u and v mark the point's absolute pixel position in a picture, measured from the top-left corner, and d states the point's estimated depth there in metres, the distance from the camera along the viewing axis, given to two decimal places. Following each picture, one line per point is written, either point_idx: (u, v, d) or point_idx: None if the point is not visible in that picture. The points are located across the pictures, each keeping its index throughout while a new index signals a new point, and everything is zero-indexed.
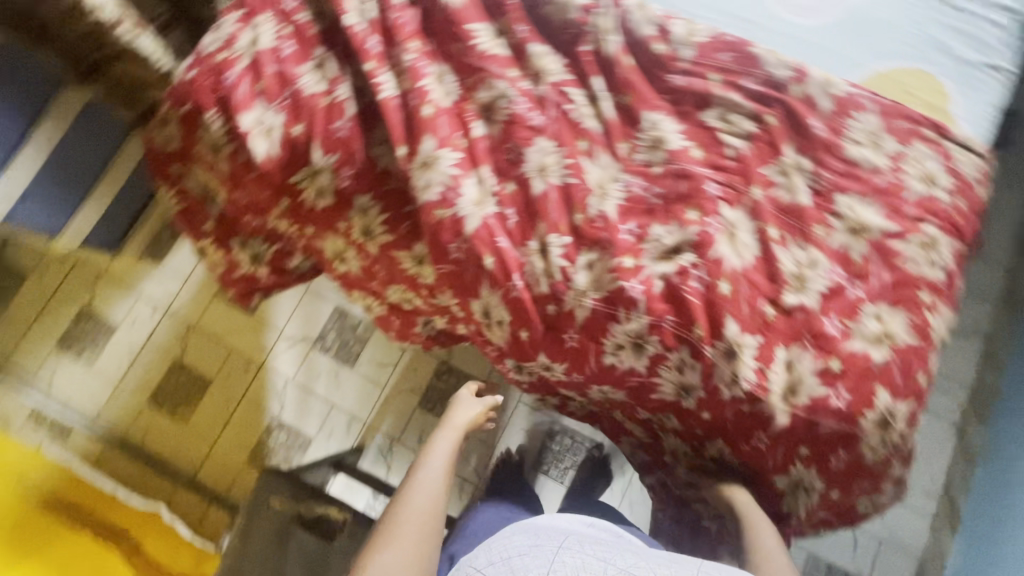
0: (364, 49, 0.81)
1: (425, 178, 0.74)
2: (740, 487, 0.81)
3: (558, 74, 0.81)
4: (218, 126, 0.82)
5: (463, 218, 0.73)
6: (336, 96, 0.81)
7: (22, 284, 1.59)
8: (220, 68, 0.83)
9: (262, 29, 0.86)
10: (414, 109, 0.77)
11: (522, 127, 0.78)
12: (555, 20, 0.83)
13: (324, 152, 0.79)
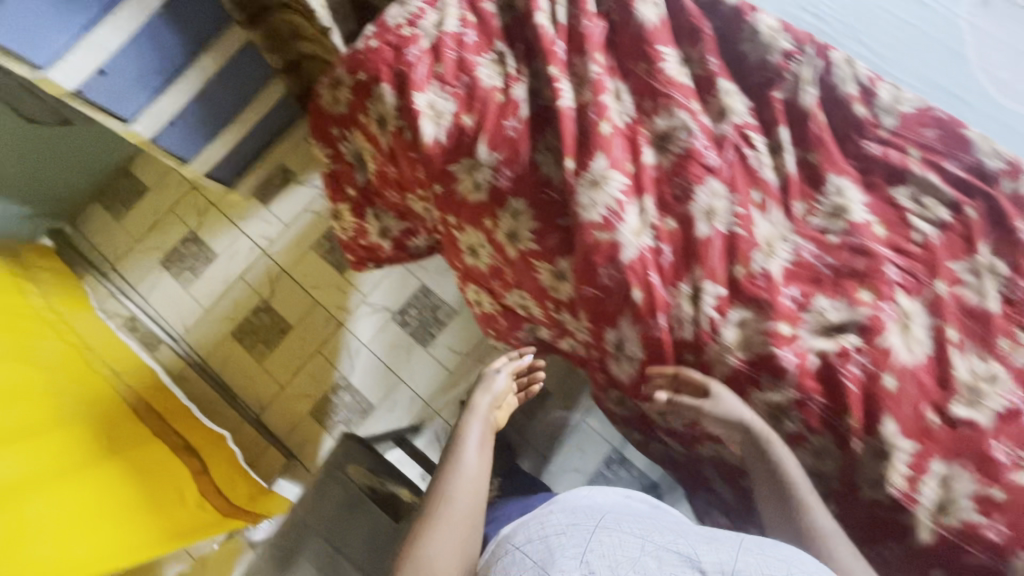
0: (551, 52, 0.79)
1: (591, 197, 0.72)
2: (724, 389, 0.69)
3: (744, 116, 0.77)
4: (390, 99, 0.82)
5: (621, 246, 0.71)
6: (513, 93, 0.79)
7: (144, 196, 1.70)
8: (402, 43, 0.84)
9: (448, 11, 0.86)
10: (591, 124, 0.75)
11: (697, 164, 0.74)
12: (751, 58, 0.78)
13: (490, 148, 0.78)
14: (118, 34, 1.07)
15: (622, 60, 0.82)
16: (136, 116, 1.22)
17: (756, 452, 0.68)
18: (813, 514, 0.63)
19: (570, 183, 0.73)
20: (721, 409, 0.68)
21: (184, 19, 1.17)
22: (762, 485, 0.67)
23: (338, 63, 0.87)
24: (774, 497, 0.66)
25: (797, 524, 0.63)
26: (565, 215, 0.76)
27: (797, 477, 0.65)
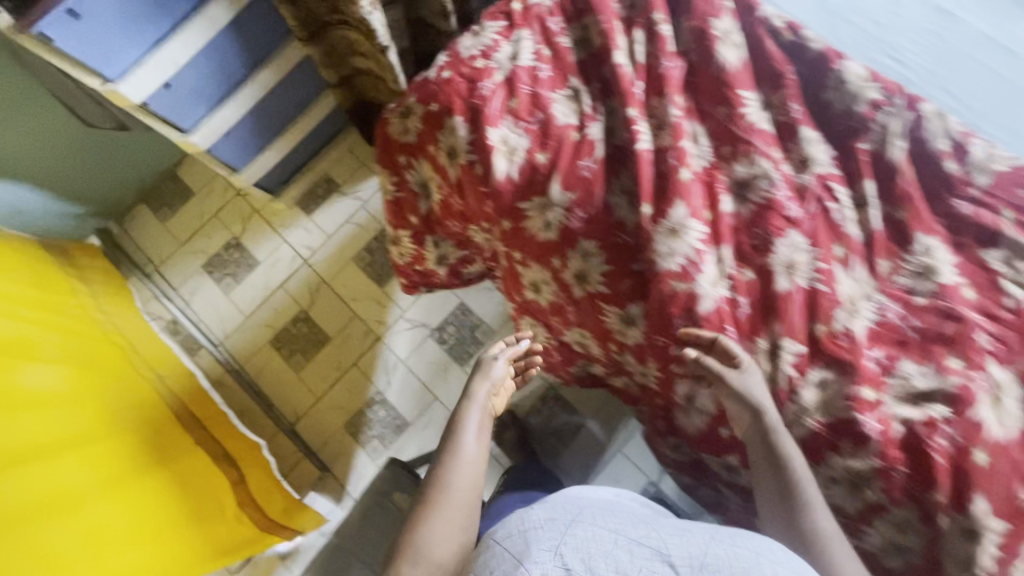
0: (629, 93, 0.78)
1: (669, 245, 0.70)
2: (751, 367, 0.68)
3: (827, 166, 0.75)
4: (462, 133, 0.81)
5: (699, 298, 0.69)
6: (588, 132, 0.78)
7: (190, 201, 1.72)
8: (477, 75, 0.83)
9: (523, 44, 0.85)
10: (670, 168, 0.73)
11: (778, 215, 0.72)
12: (837, 107, 0.76)
13: (563, 189, 0.77)
14: (186, 50, 1.08)
15: (700, 102, 0.80)
16: (195, 127, 1.23)
17: (762, 441, 0.66)
18: (814, 512, 0.61)
19: (647, 228, 0.72)
20: (744, 383, 0.67)
21: (247, 35, 1.17)
22: (762, 477, 0.65)
23: (409, 92, 0.88)
24: (773, 493, 0.64)
25: (796, 522, 0.62)
26: (639, 260, 0.74)
27: (801, 473, 0.64)
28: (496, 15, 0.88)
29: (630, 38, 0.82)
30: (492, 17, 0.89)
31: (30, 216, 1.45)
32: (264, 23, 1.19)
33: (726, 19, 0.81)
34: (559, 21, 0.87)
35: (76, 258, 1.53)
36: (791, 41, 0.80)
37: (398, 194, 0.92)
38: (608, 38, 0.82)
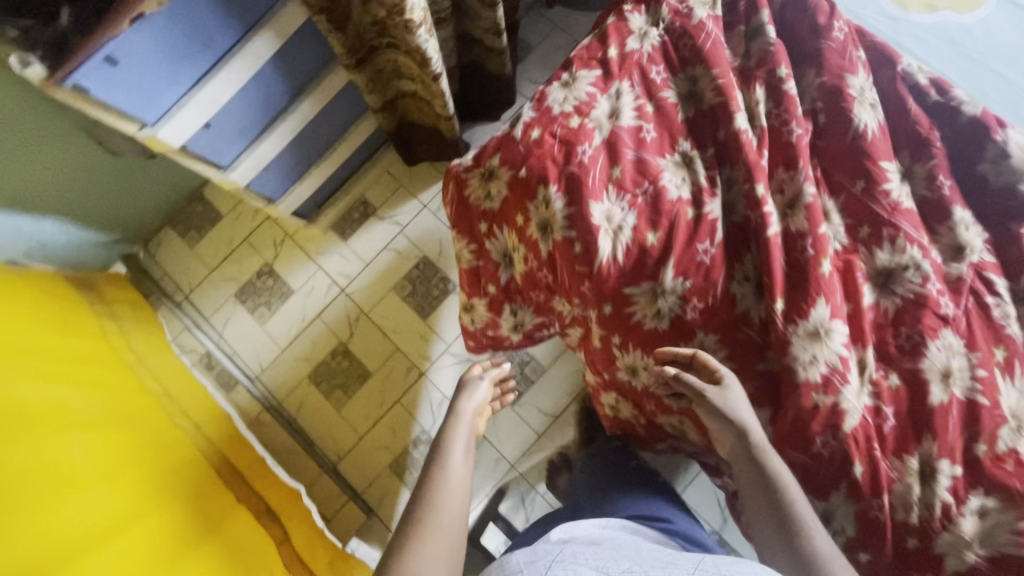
0: (755, 164, 0.69)
1: (810, 351, 0.62)
2: (733, 382, 0.65)
3: (982, 253, 0.66)
4: (557, 206, 0.72)
5: (846, 413, 0.61)
6: (705, 208, 0.69)
7: (217, 224, 1.63)
8: (573, 137, 0.73)
9: (623, 98, 0.75)
10: (806, 257, 0.65)
11: (931, 312, 0.64)
12: (994, 183, 0.67)
13: (677, 275, 0.68)
14: (227, 87, 0.98)
15: (830, 171, 0.71)
16: (234, 164, 1.15)
17: (748, 461, 0.62)
18: (814, 537, 0.56)
19: (781, 328, 0.64)
20: (724, 400, 0.64)
21: (290, 66, 1.07)
22: (755, 501, 0.61)
23: (490, 152, 0.79)
24: (771, 521, 0.59)
25: (795, 550, 0.56)
26: (768, 362, 0.66)
27: (794, 494, 0.59)
28: (589, 62, 0.78)
29: (749, 97, 0.72)
30: (584, 64, 0.79)
31: (53, 248, 1.36)
32: (310, 50, 1.09)
33: (861, 74, 0.71)
34: (662, 70, 0.77)
35: (102, 290, 1.44)
36: (937, 101, 0.70)
37: (475, 262, 0.84)
38: (725, 95, 0.72)
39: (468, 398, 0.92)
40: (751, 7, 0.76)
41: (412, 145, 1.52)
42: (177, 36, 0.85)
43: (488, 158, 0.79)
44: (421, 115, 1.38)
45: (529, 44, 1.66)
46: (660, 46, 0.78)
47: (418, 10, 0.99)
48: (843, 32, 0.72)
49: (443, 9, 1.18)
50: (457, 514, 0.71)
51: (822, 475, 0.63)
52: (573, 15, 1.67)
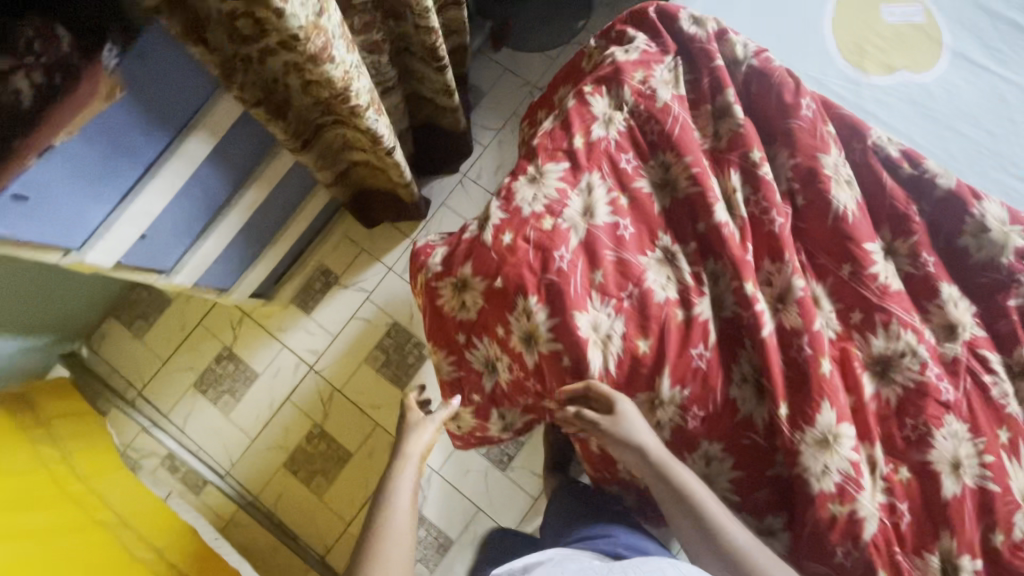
0: (741, 260, 0.66)
1: (821, 461, 0.60)
2: (627, 408, 0.64)
3: (974, 330, 0.65)
4: (539, 318, 0.67)
5: (863, 522, 0.59)
6: (695, 309, 0.66)
7: (166, 311, 1.52)
8: (548, 240, 0.69)
9: (596, 191, 0.71)
10: (803, 356, 0.63)
11: (933, 400, 0.62)
12: (975, 256, 0.66)
13: (674, 384, 0.65)
14: (160, 196, 0.89)
15: (814, 254, 0.68)
16: (177, 267, 1.06)
17: (660, 480, 0.62)
18: (732, 536, 0.59)
19: (788, 436, 0.62)
20: (626, 427, 0.63)
21: (229, 160, 0.99)
22: (677, 518, 0.61)
23: (461, 260, 0.74)
24: (694, 531, 0.60)
25: (721, 555, 0.59)
26: (778, 468, 0.64)
27: (705, 497, 0.61)
28: (555, 154, 0.74)
29: (725, 182, 0.70)
30: (549, 156, 0.74)
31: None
32: (250, 138, 1.01)
33: (835, 151, 0.69)
34: (632, 158, 0.73)
35: (38, 405, 1.30)
36: (911, 173, 0.68)
37: (457, 370, 0.78)
38: (701, 184, 0.69)
39: (414, 433, 0.75)
40: (715, 84, 0.74)
41: (369, 209, 1.44)
42: (93, 162, 0.76)
43: (459, 267, 0.74)
44: (376, 181, 1.31)
45: (480, 90, 1.61)
46: (626, 131, 0.74)
47: (365, 94, 0.93)
48: (811, 109, 0.70)
49: (389, 77, 1.12)
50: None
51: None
52: (522, 56, 1.62)
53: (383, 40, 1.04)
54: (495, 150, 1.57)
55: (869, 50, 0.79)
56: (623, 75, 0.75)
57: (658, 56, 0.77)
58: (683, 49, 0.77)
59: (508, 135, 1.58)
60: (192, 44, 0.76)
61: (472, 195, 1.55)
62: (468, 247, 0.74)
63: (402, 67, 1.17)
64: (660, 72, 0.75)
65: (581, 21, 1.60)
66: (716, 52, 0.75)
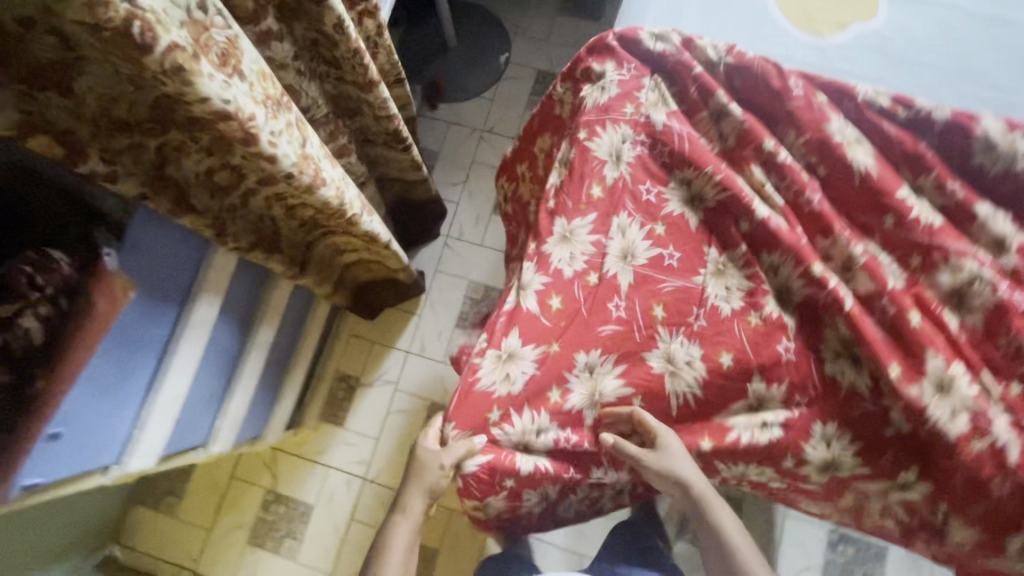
0: (763, 257, 0.82)
1: (949, 406, 0.73)
2: (670, 443, 0.76)
3: (1019, 236, 0.76)
4: (602, 365, 0.80)
5: (998, 444, 0.71)
6: (767, 309, 0.80)
7: (192, 477, 1.42)
8: (618, 288, 0.81)
9: (630, 233, 0.83)
10: (889, 316, 0.77)
11: (1015, 314, 0.73)
12: (991, 172, 0.77)
13: (781, 379, 0.78)
14: (182, 373, 0.84)
15: (854, 215, 0.81)
16: (212, 434, 1.00)
17: (689, 502, 0.77)
18: (734, 540, 0.76)
19: (907, 392, 0.74)
20: (665, 461, 0.76)
21: (236, 310, 0.94)
22: (704, 538, 0.79)
23: (504, 331, 0.82)
24: (708, 534, 0.78)
25: (723, 552, 0.76)
26: (898, 426, 0.76)
27: (731, 529, 0.77)
28: (577, 205, 0.83)
29: (748, 180, 0.83)
30: (573, 208, 0.83)
31: None
32: (250, 277, 0.96)
33: (836, 116, 0.80)
34: (654, 189, 0.84)
35: None
36: (908, 117, 0.79)
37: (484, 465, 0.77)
38: (732, 190, 0.81)
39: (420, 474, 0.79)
40: (702, 92, 0.84)
41: (372, 303, 1.40)
42: (112, 367, 0.71)
43: (502, 339, 0.81)
44: (370, 274, 1.29)
45: (431, 151, 1.61)
46: (638, 159, 0.84)
47: (357, 202, 0.90)
48: (800, 87, 0.81)
49: (361, 173, 1.10)
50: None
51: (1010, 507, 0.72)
52: (459, 105, 1.63)
53: (349, 141, 1.01)
54: (468, 204, 1.57)
55: (818, 15, 0.88)
56: (614, 113, 0.84)
57: (636, 82, 0.85)
58: (655, 65, 0.86)
59: (474, 185, 1.58)
60: (184, 215, 0.72)
61: (461, 253, 1.53)
62: (523, 322, 0.81)
63: (366, 158, 1.15)
64: (645, 96, 0.85)
65: (504, 53, 1.65)
66: (690, 59, 0.84)
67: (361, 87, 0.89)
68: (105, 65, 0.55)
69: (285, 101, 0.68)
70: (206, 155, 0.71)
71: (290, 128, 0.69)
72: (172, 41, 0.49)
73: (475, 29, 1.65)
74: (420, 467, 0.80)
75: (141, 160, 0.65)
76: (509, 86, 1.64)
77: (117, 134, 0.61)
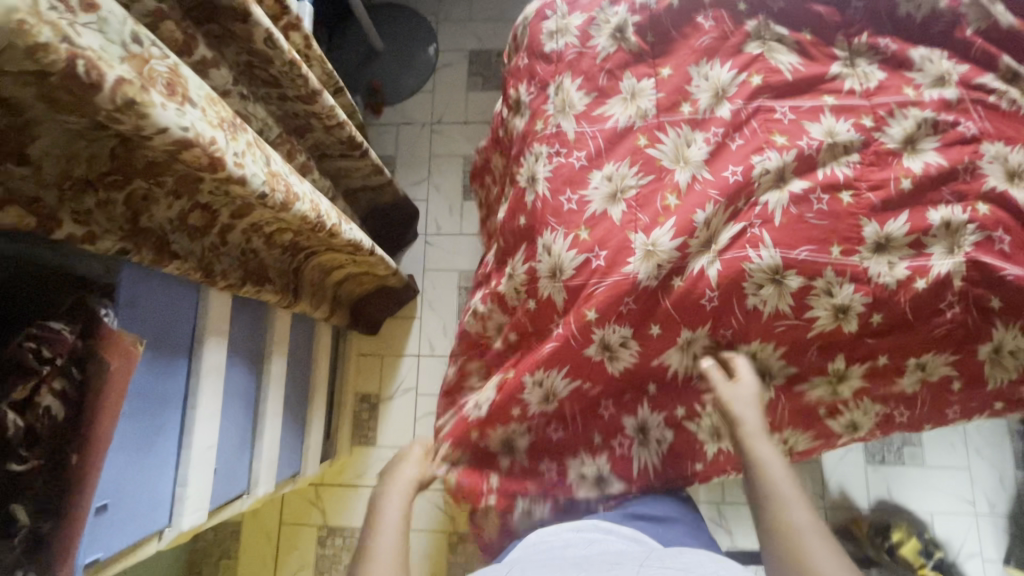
0: (688, 221, 0.69)
1: (952, 243, 0.68)
2: (743, 377, 0.71)
3: (958, 69, 0.72)
4: (551, 378, 0.75)
5: (944, 275, 0.67)
6: (690, 267, 0.70)
7: (241, 539, 1.41)
8: (578, 279, 0.72)
9: (557, 248, 0.73)
10: (827, 204, 0.69)
11: (963, 142, 0.70)
12: (918, 17, 0.74)
13: (804, 278, 0.68)
14: (210, 423, 0.84)
15: (797, 102, 0.73)
16: (253, 479, 1.00)
17: (741, 446, 0.70)
18: (780, 494, 0.64)
19: (916, 236, 0.68)
20: (729, 391, 0.71)
21: (239, 350, 0.93)
22: (754, 497, 0.66)
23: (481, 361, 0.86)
24: (755, 493, 0.66)
25: (771, 509, 0.63)
26: (902, 291, 0.68)
27: (780, 479, 0.65)
28: (511, 241, 0.82)
29: (675, 138, 0.74)
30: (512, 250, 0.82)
31: None
32: (247, 315, 0.96)
33: (754, 22, 0.75)
34: (547, 177, 0.76)
35: None
36: None
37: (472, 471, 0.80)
38: (653, 172, 0.73)
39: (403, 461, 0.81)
40: (613, 73, 0.77)
41: (372, 316, 1.41)
42: (137, 428, 0.71)
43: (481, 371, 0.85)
44: (363, 287, 1.29)
45: (389, 156, 1.61)
46: (555, 171, 0.76)
47: (331, 212, 0.90)
48: (708, 17, 0.76)
49: (327, 189, 1.10)
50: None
51: (967, 325, 0.68)
52: (403, 105, 1.63)
53: (308, 158, 1.01)
54: (438, 197, 1.57)
55: None
56: (527, 138, 0.80)
57: (542, 96, 0.80)
58: (558, 64, 0.80)
59: (439, 178, 1.59)
60: (169, 263, 0.71)
61: (444, 246, 1.54)
62: (494, 362, 0.85)
63: (328, 173, 1.15)
64: (552, 106, 0.79)
65: (432, 44, 1.65)
66: (573, 18, 0.80)
67: (306, 99, 0.89)
68: (57, 124, 0.55)
69: (239, 122, 0.67)
70: (175, 198, 0.71)
71: (252, 147, 0.68)
72: (118, 76, 0.49)
73: (399, 27, 1.66)
74: (396, 472, 0.79)
75: (112, 215, 0.64)
76: (447, 73, 1.64)
77: (83, 194, 0.60)
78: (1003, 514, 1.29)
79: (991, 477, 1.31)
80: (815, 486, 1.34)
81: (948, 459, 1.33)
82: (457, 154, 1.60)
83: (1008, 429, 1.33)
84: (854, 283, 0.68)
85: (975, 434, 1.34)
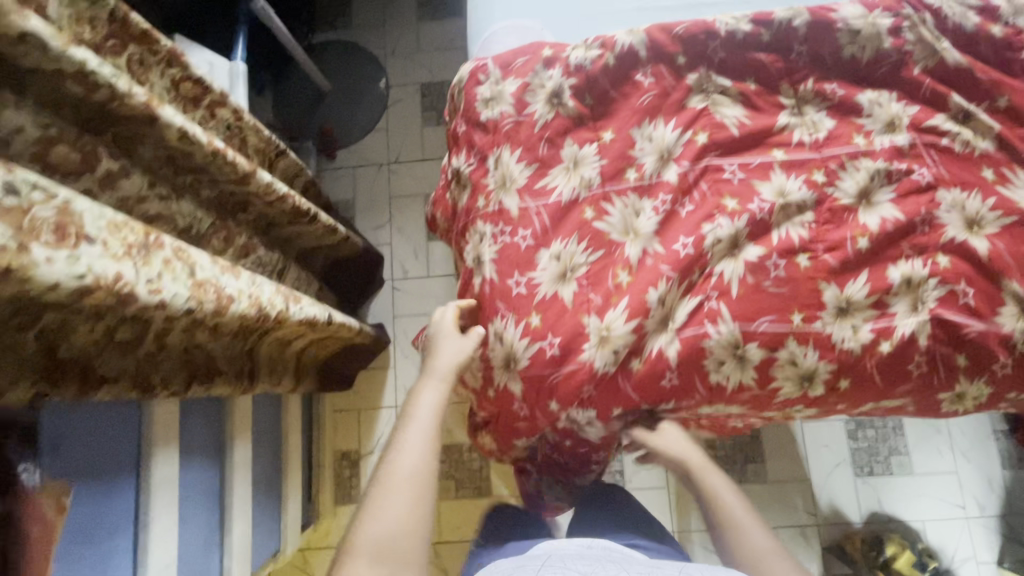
0: (641, 301, 0.66)
1: (913, 299, 0.66)
2: (665, 429, 0.76)
3: (908, 113, 0.69)
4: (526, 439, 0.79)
5: (908, 336, 0.64)
6: (648, 347, 0.67)
7: None
8: (533, 367, 0.69)
9: (509, 335, 0.70)
10: (783, 270, 0.66)
11: (919, 192, 0.67)
12: (864, 59, 0.71)
13: (766, 349, 0.65)
14: (167, 539, 0.80)
15: (746, 160, 0.70)
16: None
17: (689, 482, 0.76)
18: (736, 520, 0.70)
19: (878, 296, 0.66)
20: (665, 441, 0.75)
21: (194, 450, 0.89)
22: (716, 530, 0.71)
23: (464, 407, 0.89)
24: (714, 524, 0.72)
25: (733, 536, 0.69)
26: (866, 355, 0.65)
27: (733, 504, 0.72)
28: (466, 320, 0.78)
29: (622, 208, 0.70)
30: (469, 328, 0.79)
31: None
32: (198, 411, 0.90)
33: (696, 75, 0.72)
34: (495, 258, 0.72)
35: None
36: (772, 35, 0.71)
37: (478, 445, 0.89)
38: (602, 247, 0.70)
39: (440, 350, 0.73)
40: (554, 141, 0.73)
41: (344, 373, 1.36)
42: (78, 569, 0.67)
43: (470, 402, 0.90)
44: (328, 349, 1.24)
45: (347, 201, 1.55)
46: (501, 252, 0.72)
47: (276, 300, 0.84)
48: (647, 75, 0.73)
49: (275, 262, 1.05)
50: (408, 525, 0.58)
51: (935, 382, 0.66)
52: (357, 146, 1.58)
53: (249, 236, 0.96)
54: (402, 239, 1.53)
55: None
56: (471, 213, 0.76)
57: (482, 167, 0.76)
58: (496, 134, 0.75)
59: (401, 219, 1.54)
60: (96, 392, 0.67)
61: (412, 290, 1.50)
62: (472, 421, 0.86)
63: (279, 242, 1.08)
64: (492, 180, 0.74)
65: (381, 79, 1.60)
66: (507, 84, 0.76)
67: (238, 182, 0.83)
68: None
69: (155, 240, 0.62)
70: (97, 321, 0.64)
71: (169, 265, 0.63)
72: None
73: (345, 65, 1.60)
74: (433, 356, 0.73)
75: (24, 359, 0.59)
76: (399, 108, 1.59)
77: None
78: (993, 516, 1.29)
79: (979, 479, 1.31)
80: (807, 504, 1.32)
81: (936, 464, 1.33)
82: (418, 193, 1.55)
83: (993, 430, 1.32)
84: (817, 350, 0.65)
85: (960, 436, 1.33)
